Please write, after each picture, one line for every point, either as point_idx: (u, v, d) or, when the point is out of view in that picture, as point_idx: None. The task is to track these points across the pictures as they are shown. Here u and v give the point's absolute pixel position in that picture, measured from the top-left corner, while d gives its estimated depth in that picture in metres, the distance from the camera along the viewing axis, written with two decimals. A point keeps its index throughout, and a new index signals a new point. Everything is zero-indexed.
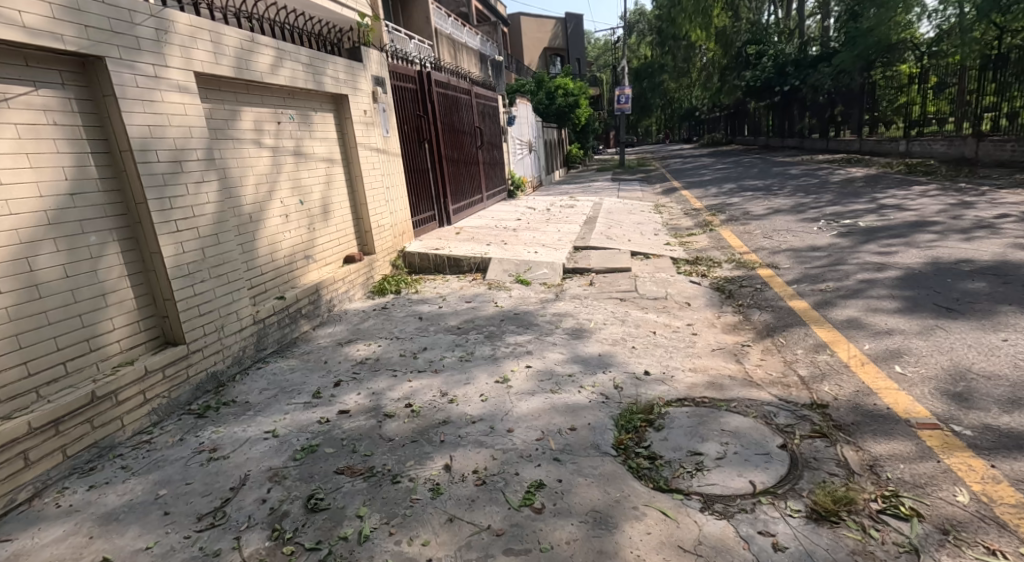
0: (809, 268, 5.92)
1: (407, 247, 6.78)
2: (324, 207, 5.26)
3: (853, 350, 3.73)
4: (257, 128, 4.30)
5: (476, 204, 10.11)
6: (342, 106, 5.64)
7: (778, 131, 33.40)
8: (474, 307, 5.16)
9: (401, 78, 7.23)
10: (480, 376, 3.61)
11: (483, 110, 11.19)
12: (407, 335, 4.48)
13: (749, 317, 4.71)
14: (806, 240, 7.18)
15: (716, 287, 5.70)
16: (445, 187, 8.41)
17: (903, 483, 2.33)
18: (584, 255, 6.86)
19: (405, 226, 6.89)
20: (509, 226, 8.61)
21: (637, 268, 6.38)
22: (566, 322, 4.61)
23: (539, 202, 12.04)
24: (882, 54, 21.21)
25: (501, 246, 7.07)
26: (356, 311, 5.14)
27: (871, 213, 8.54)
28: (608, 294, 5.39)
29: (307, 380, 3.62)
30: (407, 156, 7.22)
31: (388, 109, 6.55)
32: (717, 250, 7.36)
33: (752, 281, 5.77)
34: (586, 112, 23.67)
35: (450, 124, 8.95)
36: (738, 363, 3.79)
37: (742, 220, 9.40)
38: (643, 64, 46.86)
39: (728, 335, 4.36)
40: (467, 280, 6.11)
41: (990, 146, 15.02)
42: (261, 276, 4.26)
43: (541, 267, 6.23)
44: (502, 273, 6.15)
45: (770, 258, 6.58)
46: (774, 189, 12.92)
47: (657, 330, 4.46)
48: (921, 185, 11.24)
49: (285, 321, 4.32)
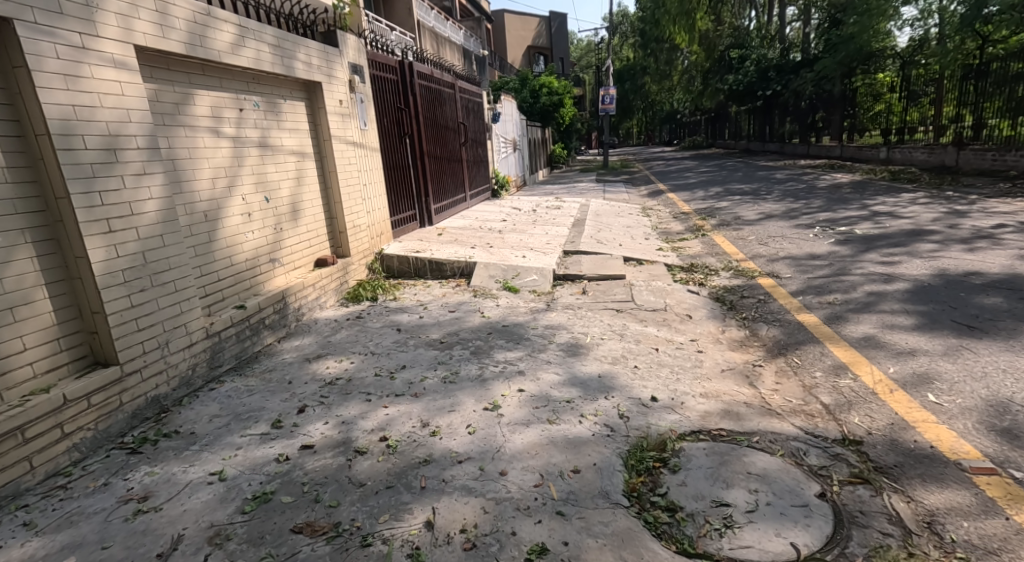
0: (812, 278, 5.60)
1: (385, 249, 6.30)
2: (293, 206, 4.77)
3: (877, 374, 3.38)
4: (214, 116, 3.80)
5: (459, 203, 9.66)
6: (315, 95, 5.14)
7: (760, 136, 33.48)
8: (458, 317, 4.73)
9: (381, 68, 6.76)
10: (465, 402, 3.18)
11: (468, 105, 10.75)
12: (384, 350, 4.02)
13: (757, 332, 4.36)
14: (804, 248, 6.89)
15: (716, 297, 5.36)
16: (427, 184, 7.95)
17: (973, 548, 1.97)
18: (575, 261, 6.47)
19: (383, 226, 6.41)
20: (494, 228, 8.18)
21: (632, 275, 6.02)
22: (559, 337, 4.20)
23: (524, 202, 11.64)
24: (864, 61, 21.28)
25: (486, 250, 6.64)
26: (327, 321, 4.65)
27: (866, 220, 8.31)
28: (603, 304, 5.00)
29: (266, 405, 3.15)
30: (386, 151, 6.76)
31: (366, 100, 6.07)
32: (712, 257, 7.04)
33: (754, 291, 5.43)
34: (570, 112, 23.34)
35: (433, 119, 8.48)
36: (752, 388, 3.42)
37: (734, 225, 9.13)
38: (626, 65, 46.77)
39: (736, 353, 4.00)
40: (450, 287, 5.67)
41: (971, 155, 15.02)
42: (218, 283, 3.77)
43: (529, 273, 5.82)
44: (488, 279, 5.72)
45: (769, 266, 6.27)
46: (762, 194, 12.68)
47: (660, 346, 4.08)
48: (910, 192, 11.09)
49: (244, 333, 3.82)
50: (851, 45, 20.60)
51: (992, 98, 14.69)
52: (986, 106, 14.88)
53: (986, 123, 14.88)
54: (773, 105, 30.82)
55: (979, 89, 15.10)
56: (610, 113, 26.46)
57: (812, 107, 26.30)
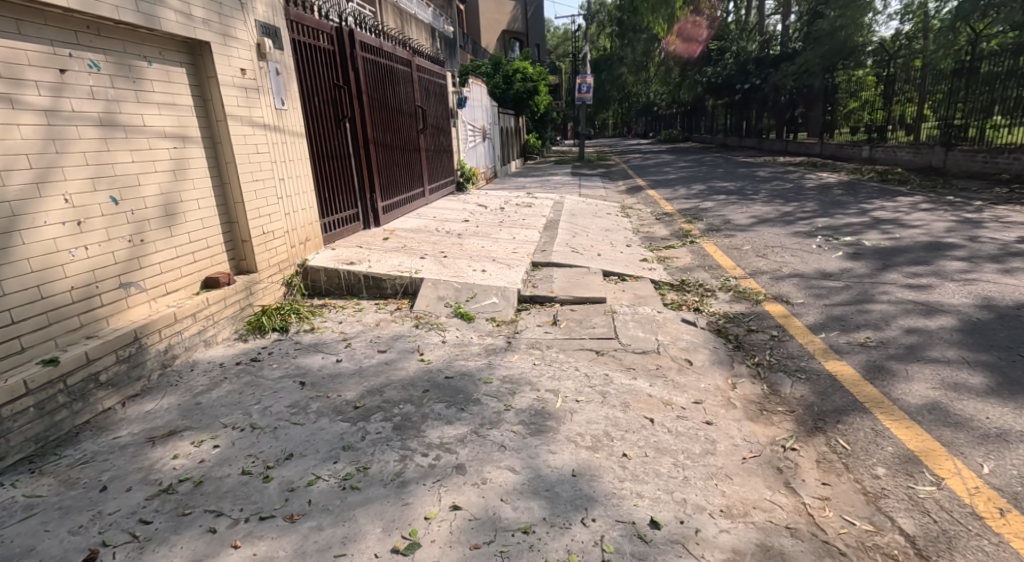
0: (831, 306, 4.61)
1: (310, 258, 5.08)
2: (164, 210, 3.54)
3: (972, 478, 2.36)
4: (7, 78, 2.60)
5: (415, 199, 8.46)
6: (203, 59, 3.86)
7: (737, 131, 32.69)
8: (388, 362, 3.58)
9: (311, 34, 5.50)
10: (365, 535, 2.04)
11: (428, 87, 9.50)
12: (271, 420, 2.83)
13: (778, 389, 3.32)
14: (810, 264, 5.93)
15: (717, 330, 4.36)
16: (372, 179, 6.74)
17: None
18: (545, 277, 5.40)
19: (310, 231, 5.18)
20: (451, 231, 7.03)
21: (614, 297, 4.97)
22: (519, 400, 3.08)
23: (492, 198, 10.48)
24: (847, 56, 20.62)
25: (437, 260, 5.51)
26: (208, 368, 3.43)
27: (872, 230, 7.40)
28: (579, 342, 3.92)
29: (39, 544, 1.96)
30: (317, 138, 5.53)
31: (285, 73, 4.84)
32: (705, 272, 6.02)
33: (762, 323, 4.41)
34: (546, 100, 22.10)
35: (382, 101, 7.24)
36: (793, 493, 2.38)
37: (725, 230, 8.17)
38: (603, 55, 45.62)
39: (759, 426, 2.95)
40: (388, 311, 4.54)
41: (958, 156, 14.19)
42: (9, 328, 2.58)
43: (488, 295, 4.72)
44: (436, 302, 4.60)
45: (775, 286, 5.29)
46: (749, 194, 11.76)
47: (655, 415, 3.00)
48: (907, 197, 10.23)
49: (55, 402, 2.60)
50: (836, 38, 20.09)
51: (983, 99, 13.86)
52: (975, 106, 14.04)
53: (974, 124, 14.06)
54: (751, 100, 30.06)
55: (969, 89, 14.27)
56: (588, 102, 25.29)
57: (793, 102, 25.57)
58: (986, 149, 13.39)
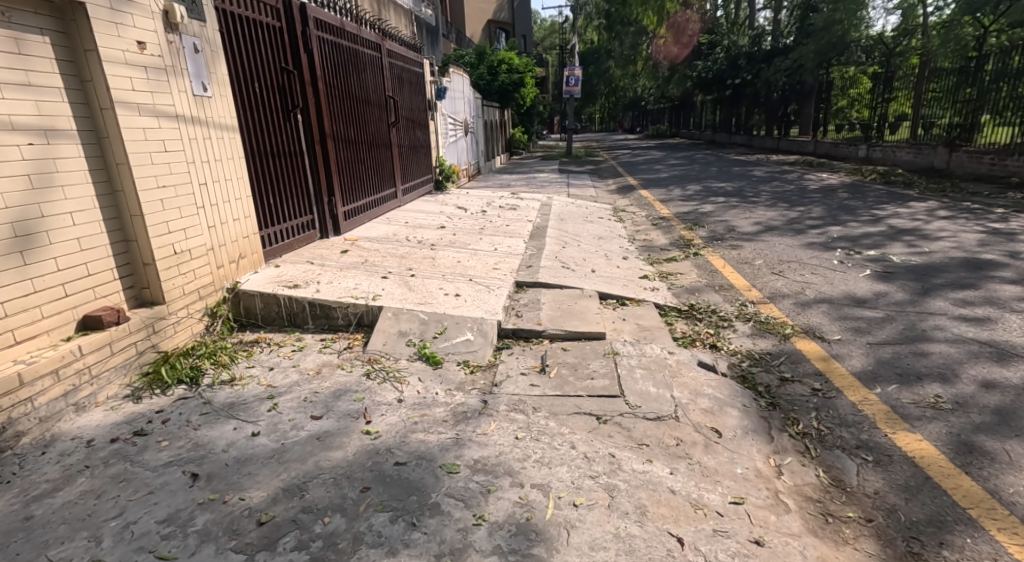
0: (876, 344, 3.80)
1: (243, 281, 4.14)
2: (12, 228, 2.61)
3: None
4: None
5: (385, 201, 7.55)
6: (77, 25, 2.91)
7: (726, 127, 31.92)
8: (321, 437, 2.68)
9: (249, 5, 4.57)
10: None
11: (402, 75, 8.55)
12: (125, 553, 1.91)
13: (843, 480, 2.48)
14: (836, 285, 5.13)
15: (742, 379, 3.53)
16: (330, 180, 5.84)
17: None
18: (531, 302, 4.54)
19: (243, 246, 4.23)
20: (424, 241, 6.13)
21: (614, 331, 4.13)
22: (494, 507, 2.21)
23: (474, 199, 9.58)
24: (842, 52, 19.91)
25: (402, 281, 4.62)
26: (68, 446, 2.51)
27: (896, 241, 6.61)
28: (573, 402, 3.06)
29: None
30: (258, 133, 4.61)
31: (208, 50, 3.88)
32: (716, 294, 5.20)
33: (798, 369, 3.59)
34: (532, 92, 21.13)
35: (344, 90, 6.29)
36: None
37: (731, 239, 7.38)
38: (591, 47, 44.68)
39: (828, 547, 2.11)
40: (335, 352, 3.65)
41: (963, 157, 13.34)
42: None
43: (460, 330, 3.84)
44: (395, 340, 3.72)
45: (802, 315, 4.49)
46: (749, 196, 10.97)
47: (684, 531, 2.15)
48: (920, 202, 9.47)
49: None
50: (831, 33, 19.37)
51: (992, 93, 12.89)
52: (981, 102, 13.19)
53: (985, 123, 13.04)
54: (741, 96, 29.32)
55: (974, 86, 13.47)
56: (576, 96, 24.39)
57: (786, 98, 24.81)
58: (994, 150, 12.55)
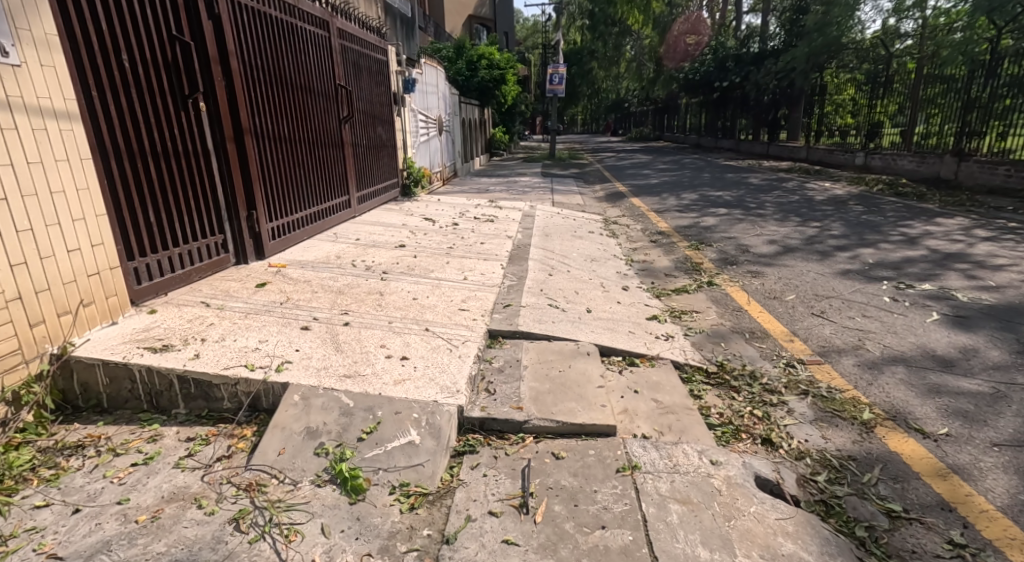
0: (1009, 449, 2.62)
1: (81, 342, 2.80)
2: None
3: None
4: None
5: (334, 212, 6.23)
6: None
7: (713, 131, 30.94)
8: None
9: None
10: None
11: (359, 61, 7.23)
12: None
13: None
14: (904, 336, 3.97)
15: (828, 509, 2.31)
16: (252, 188, 4.50)
17: None
18: (508, 366, 3.26)
19: (85, 288, 2.88)
20: (374, 266, 4.83)
21: (626, 416, 2.88)
22: None
23: (444, 208, 8.27)
24: (835, 55, 19.01)
25: (329, 334, 3.31)
26: None
27: (948, 270, 5.50)
28: None
29: None
30: (128, 122, 3.28)
31: None
32: (750, 345, 4.00)
33: (909, 492, 2.38)
34: (514, 90, 19.85)
35: (273, 74, 4.96)
36: None
37: (748, 263, 6.20)
38: (574, 47, 43.56)
39: None
40: (199, 465, 2.34)
41: (974, 167, 12.38)
42: None
43: (400, 424, 2.54)
44: (297, 446, 2.42)
45: (878, 386, 3.30)
46: (754, 208, 9.83)
47: None
48: (948, 218, 8.42)
49: None
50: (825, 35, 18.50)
51: (1004, 100, 11.98)
52: (992, 110, 12.27)
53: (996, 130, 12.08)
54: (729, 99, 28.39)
55: (982, 90, 12.55)
56: (559, 95, 23.19)
57: (775, 102, 23.90)
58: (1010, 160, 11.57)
